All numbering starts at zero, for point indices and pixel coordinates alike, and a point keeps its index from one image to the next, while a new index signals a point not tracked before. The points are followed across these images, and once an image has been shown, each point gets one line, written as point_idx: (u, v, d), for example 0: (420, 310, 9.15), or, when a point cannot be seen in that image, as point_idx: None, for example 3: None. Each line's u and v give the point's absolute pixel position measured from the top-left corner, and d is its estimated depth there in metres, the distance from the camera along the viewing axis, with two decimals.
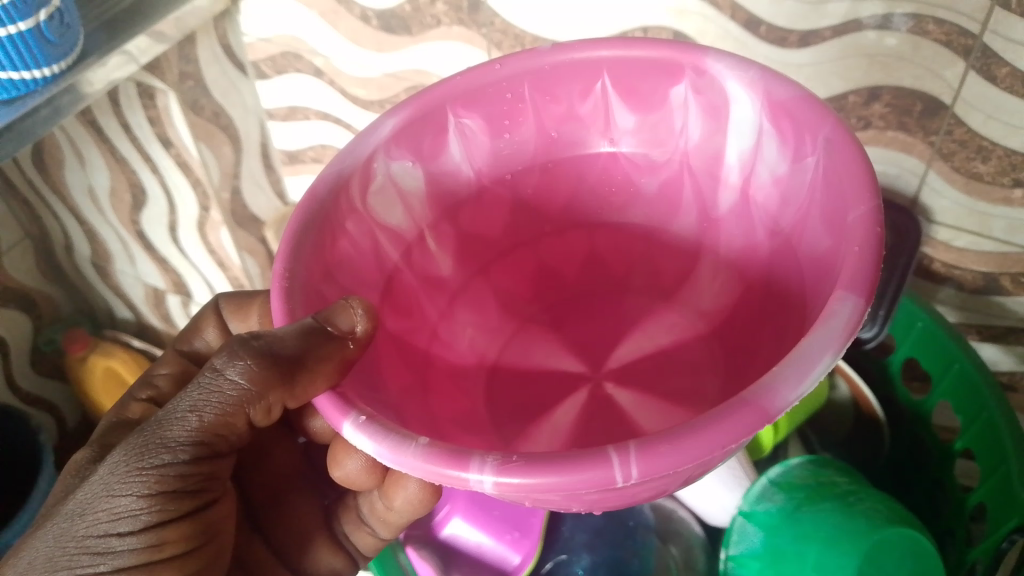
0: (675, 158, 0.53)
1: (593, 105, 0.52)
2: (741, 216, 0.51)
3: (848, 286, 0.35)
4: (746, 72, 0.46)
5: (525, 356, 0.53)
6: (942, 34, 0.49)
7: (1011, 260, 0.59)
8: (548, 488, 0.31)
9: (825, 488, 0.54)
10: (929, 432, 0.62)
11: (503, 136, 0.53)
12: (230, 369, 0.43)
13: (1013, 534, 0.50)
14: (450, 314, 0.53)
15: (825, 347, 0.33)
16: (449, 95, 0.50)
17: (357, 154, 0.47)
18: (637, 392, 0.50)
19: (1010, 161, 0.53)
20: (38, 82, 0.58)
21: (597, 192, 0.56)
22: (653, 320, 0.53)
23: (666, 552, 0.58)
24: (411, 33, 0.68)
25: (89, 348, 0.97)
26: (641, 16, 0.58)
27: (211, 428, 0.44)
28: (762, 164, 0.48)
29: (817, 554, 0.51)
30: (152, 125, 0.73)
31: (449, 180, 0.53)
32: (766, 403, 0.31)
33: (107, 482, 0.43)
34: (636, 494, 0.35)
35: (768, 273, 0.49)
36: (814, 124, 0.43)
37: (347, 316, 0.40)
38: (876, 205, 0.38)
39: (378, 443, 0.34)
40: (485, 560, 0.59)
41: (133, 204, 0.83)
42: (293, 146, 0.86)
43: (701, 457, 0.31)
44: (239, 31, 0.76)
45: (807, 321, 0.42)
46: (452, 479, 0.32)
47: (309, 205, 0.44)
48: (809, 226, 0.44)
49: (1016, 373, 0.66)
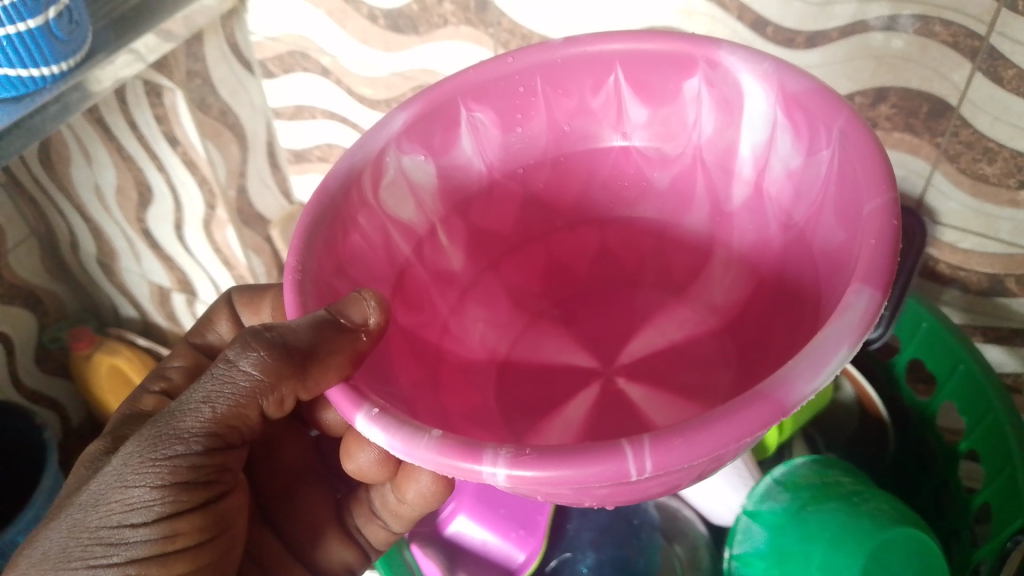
0: (687, 152, 0.53)
1: (605, 99, 0.52)
2: (754, 210, 0.51)
3: (863, 279, 0.35)
4: (760, 64, 0.46)
5: (534, 352, 0.53)
6: (949, 35, 0.49)
7: (1017, 262, 0.59)
8: (562, 481, 0.31)
9: (830, 488, 0.54)
10: (934, 433, 0.63)
11: (514, 130, 0.53)
12: (242, 361, 0.43)
13: (1016, 535, 0.50)
14: (462, 309, 0.53)
15: (841, 339, 0.33)
16: (460, 89, 0.50)
17: (367, 149, 0.48)
18: (648, 387, 0.50)
19: (1016, 163, 0.53)
20: (47, 79, 0.59)
21: (608, 187, 0.56)
22: (664, 315, 0.54)
23: (671, 550, 0.58)
24: (418, 33, 0.68)
25: (94, 346, 0.98)
26: (648, 16, 0.58)
27: (223, 420, 0.44)
28: (776, 157, 0.48)
29: (823, 554, 0.51)
30: (159, 124, 0.73)
31: (459, 174, 0.53)
32: (782, 396, 0.31)
33: (121, 472, 0.43)
34: (650, 487, 0.35)
35: (781, 268, 0.49)
36: (827, 116, 0.43)
37: (359, 308, 0.41)
38: (892, 198, 0.38)
39: (391, 436, 0.34)
40: (491, 557, 0.59)
41: (139, 202, 0.84)
42: (299, 145, 0.87)
43: (716, 450, 0.31)
44: (246, 30, 0.77)
45: (818, 317, 0.42)
46: (465, 471, 0.32)
47: (322, 200, 0.44)
48: (823, 219, 0.44)
49: (1021, 375, 0.66)
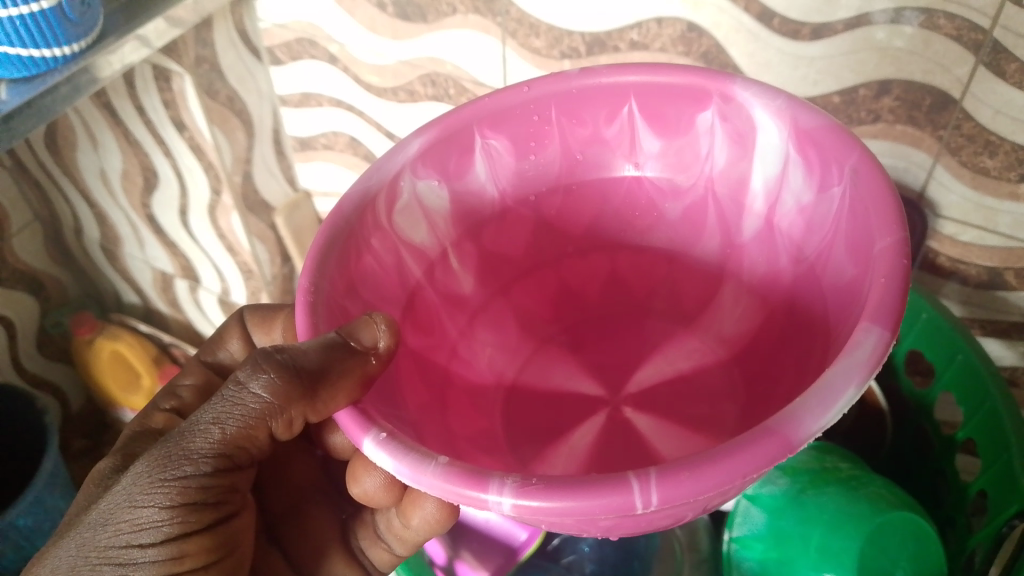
0: (699, 184, 0.53)
1: (619, 128, 0.53)
2: (765, 241, 0.51)
3: (873, 318, 0.35)
4: (773, 99, 0.47)
5: (543, 376, 0.54)
6: (953, 28, 0.50)
7: (1016, 255, 0.59)
8: (566, 512, 0.31)
9: (828, 473, 0.55)
10: (932, 423, 0.63)
11: (528, 157, 0.54)
12: (253, 383, 0.43)
13: (1013, 519, 0.51)
14: (471, 332, 0.54)
15: (849, 379, 0.33)
16: (477, 116, 0.51)
17: (383, 172, 0.48)
18: (656, 417, 0.51)
19: (1017, 157, 0.54)
20: (59, 60, 0.59)
21: (620, 216, 0.56)
22: (671, 345, 0.54)
23: (672, 533, 0.61)
24: (426, 21, 0.69)
25: (96, 331, 0.98)
26: (655, 7, 0.58)
27: (232, 441, 0.44)
28: (788, 192, 0.48)
29: (821, 536, 0.51)
30: (167, 108, 0.74)
31: (472, 199, 0.53)
32: (790, 433, 0.32)
33: (130, 493, 0.43)
34: (656, 519, 0.35)
35: (792, 300, 0.49)
36: (840, 153, 0.43)
37: (369, 331, 0.41)
38: (903, 237, 0.38)
39: (398, 461, 0.34)
40: (494, 536, 0.60)
41: (144, 186, 0.84)
42: (305, 133, 0.88)
43: (723, 485, 0.31)
44: (255, 17, 0.77)
45: (826, 354, 0.42)
46: (470, 499, 0.33)
47: (335, 221, 0.45)
48: (834, 254, 0.44)
49: (1017, 368, 0.67)
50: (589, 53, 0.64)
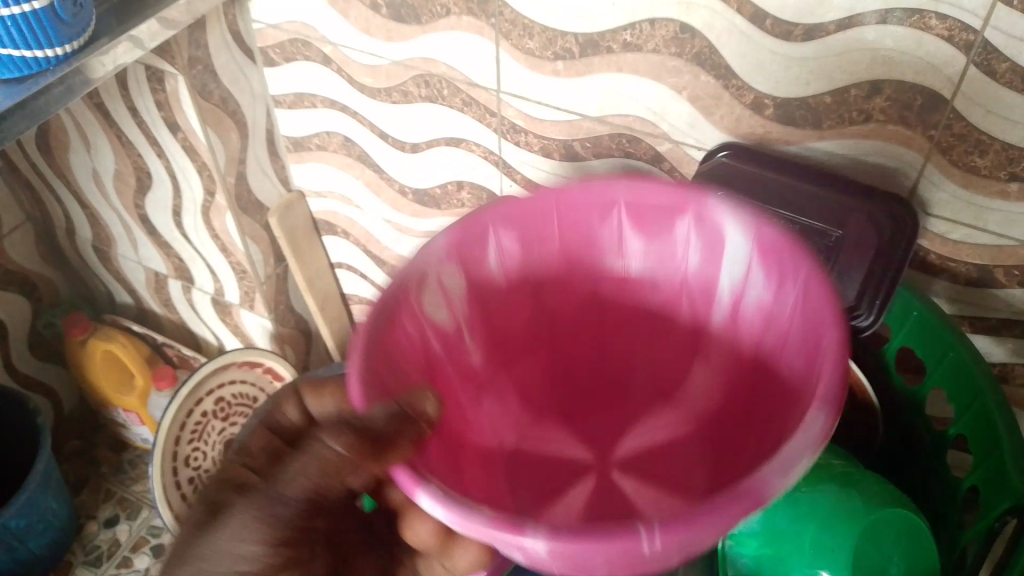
0: (678, 277, 0.59)
1: (610, 229, 0.57)
2: (733, 325, 0.57)
3: (820, 403, 0.42)
4: (743, 215, 0.51)
5: (541, 446, 0.65)
6: (945, 29, 0.51)
7: (1006, 253, 0.60)
8: (589, 551, 0.38)
9: (821, 469, 0.55)
10: (923, 420, 0.64)
11: (529, 251, 0.58)
12: (329, 441, 0.41)
13: (1005, 515, 0.52)
14: (480, 404, 0.63)
15: (805, 447, 0.40)
16: (491, 217, 0.55)
17: (416, 264, 0.52)
18: (637, 482, 0.63)
19: (1006, 156, 0.54)
20: (52, 60, 0.58)
21: (608, 297, 0.62)
22: (649, 420, 0.65)
23: None
24: (419, 22, 0.69)
25: (89, 332, 0.98)
26: (649, 8, 0.59)
27: (318, 494, 0.42)
28: (750, 291, 0.54)
29: (815, 533, 0.52)
30: (160, 109, 0.74)
31: (483, 286, 0.58)
32: (759, 490, 0.38)
33: (230, 551, 0.43)
34: (658, 564, 0.40)
35: (765, 368, 0.56)
36: (797, 265, 0.49)
37: (425, 400, 0.45)
38: (845, 332, 0.45)
39: (450, 511, 0.40)
40: None
41: (137, 188, 0.84)
42: (299, 133, 0.88)
43: (709, 534, 0.38)
44: (249, 18, 0.77)
45: (788, 434, 0.48)
46: (508, 541, 0.38)
47: (384, 300, 0.50)
48: (795, 343, 0.51)
49: (1008, 365, 0.67)
50: (582, 54, 0.64)
